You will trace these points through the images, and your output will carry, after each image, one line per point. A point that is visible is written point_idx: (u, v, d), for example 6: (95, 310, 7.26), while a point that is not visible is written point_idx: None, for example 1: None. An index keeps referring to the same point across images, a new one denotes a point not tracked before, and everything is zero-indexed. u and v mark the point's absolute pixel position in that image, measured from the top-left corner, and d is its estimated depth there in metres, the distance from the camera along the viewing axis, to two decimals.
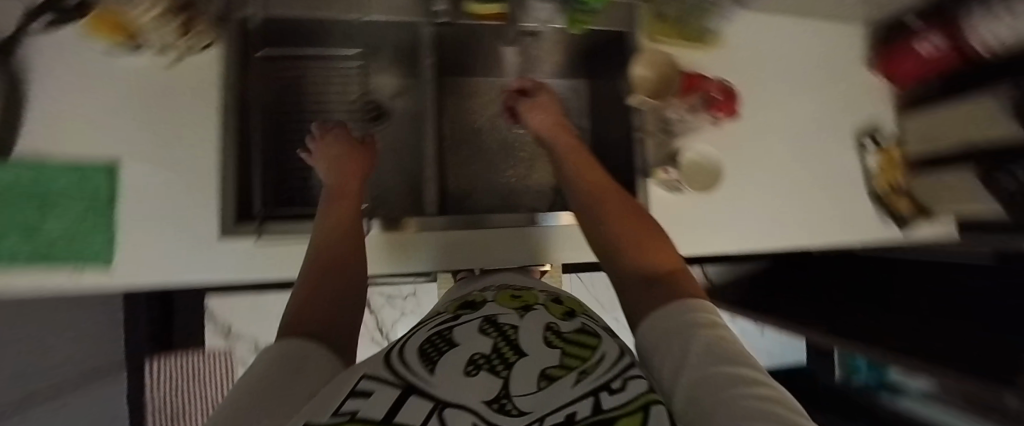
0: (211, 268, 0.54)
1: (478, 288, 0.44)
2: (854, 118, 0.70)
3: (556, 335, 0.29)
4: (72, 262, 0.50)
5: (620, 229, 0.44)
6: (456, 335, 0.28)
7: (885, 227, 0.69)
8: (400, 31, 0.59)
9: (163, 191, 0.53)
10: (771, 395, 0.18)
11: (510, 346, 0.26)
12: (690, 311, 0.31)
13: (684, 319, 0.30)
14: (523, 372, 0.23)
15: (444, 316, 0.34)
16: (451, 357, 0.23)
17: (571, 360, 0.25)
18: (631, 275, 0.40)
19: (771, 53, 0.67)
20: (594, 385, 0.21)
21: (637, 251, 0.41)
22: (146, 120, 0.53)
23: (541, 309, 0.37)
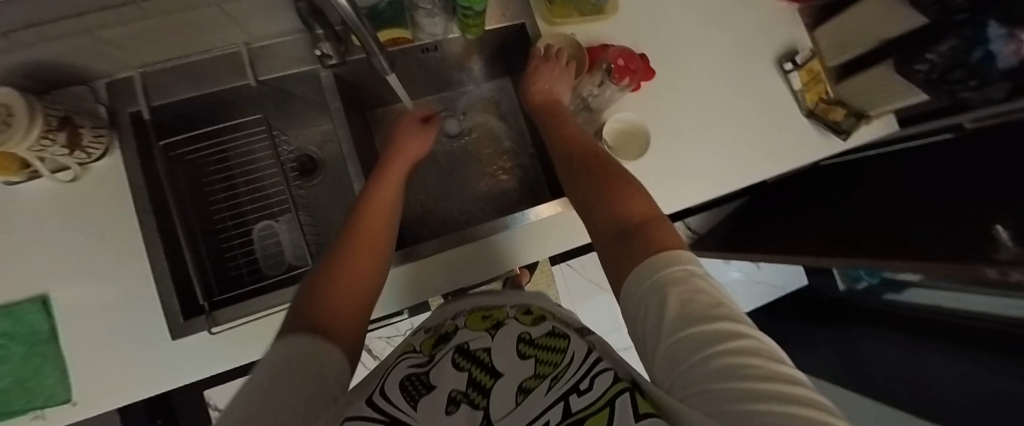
0: (172, 373, 0.52)
1: (449, 316, 0.42)
2: (771, 43, 0.71)
3: (529, 346, 0.33)
4: (32, 405, 0.49)
5: (603, 186, 0.43)
6: (433, 374, 0.30)
7: (827, 139, 0.70)
8: (301, 82, 0.58)
9: (101, 310, 0.51)
10: (751, 352, 0.20)
11: (485, 372, 0.30)
12: (661, 264, 0.29)
13: (666, 273, 0.28)
14: (498, 399, 0.27)
15: (417, 359, 0.34)
16: (430, 398, 0.27)
17: (544, 369, 0.29)
18: (608, 229, 0.38)
19: (672, 4, 0.67)
20: (564, 389, 0.24)
21: (615, 206, 0.39)
22: (66, 243, 0.51)
23: (513, 323, 0.38)
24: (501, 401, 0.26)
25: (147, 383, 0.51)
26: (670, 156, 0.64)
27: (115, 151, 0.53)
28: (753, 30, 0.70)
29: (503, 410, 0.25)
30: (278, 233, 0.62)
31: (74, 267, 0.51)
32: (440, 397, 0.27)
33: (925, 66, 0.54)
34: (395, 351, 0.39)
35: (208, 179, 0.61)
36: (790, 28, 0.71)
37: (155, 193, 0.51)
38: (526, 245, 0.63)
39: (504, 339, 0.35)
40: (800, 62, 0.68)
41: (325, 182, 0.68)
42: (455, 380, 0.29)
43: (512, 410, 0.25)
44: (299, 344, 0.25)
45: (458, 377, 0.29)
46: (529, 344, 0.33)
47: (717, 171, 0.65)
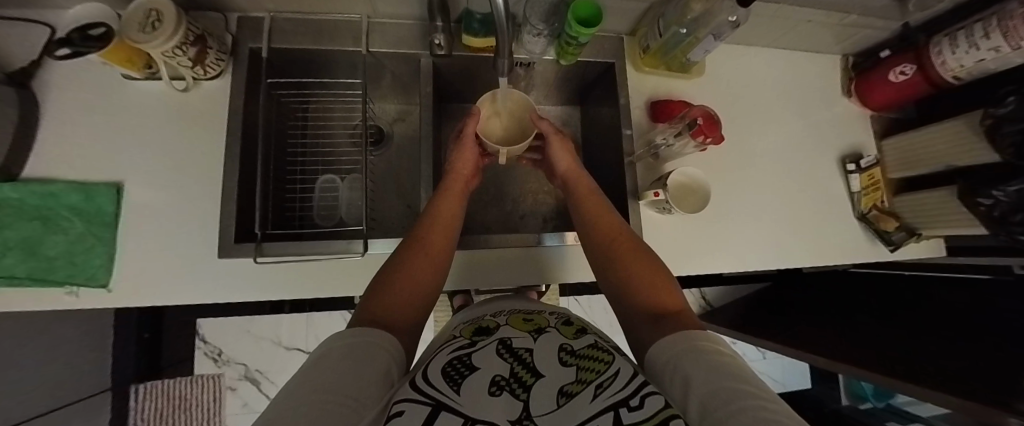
0: (202, 290, 0.53)
1: (490, 314, 0.44)
2: (837, 141, 0.73)
3: (570, 355, 0.32)
4: (66, 282, 0.49)
5: (628, 264, 0.44)
6: (475, 357, 0.31)
7: (872, 247, 0.71)
8: (401, 61, 0.63)
9: (167, 212, 0.54)
10: (779, 411, 0.20)
11: (527, 369, 0.29)
12: (692, 338, 0.31)
13: (687, 345, 0.30)
14: (542, 394, 0.27)
15: (459, 342, 0.35)
16: (474, 382, 0.27)
17: (585, 374, 0.29)
18: (641, 310, 0.39)
19: (752, 82, 0.71)
20: (612, 402, 0.24)
21: (645, 292, 0.41)
22: (157, 143, 0.55)
23: (554, 331, 0.38)
24: (543, 399, 0.26)
25: (179, 291, 0.52)
26: (718, 220, 0.65)
27: (226, 75, 0.57)
28: (823, 125, 0.73)
29: (545, 409, 0.25)
30: (339, 189, 0.66)
31: (157, 167, 0.54)
32: (482, 380, 0.28)
33: (990, 201, 0.55)
34: (442, 339, 0.41)
35: (289, 123, 0.66)
36: (858, 132, 0.74)
37: (248, 120, 0.56)
38: (563, 265, 0.65)
39: (547, 342, 0.34)
40: (863, 165, 0.70)
41: (392, 155, 0.72)
42: (499, 367, 0.30)
43: (555, 410, 0.25)
44: (354, 335, 0.31)
45: (500, 364, 0.30)
46: (571, 353, 0.32)
47: (760, 247, 0.66)
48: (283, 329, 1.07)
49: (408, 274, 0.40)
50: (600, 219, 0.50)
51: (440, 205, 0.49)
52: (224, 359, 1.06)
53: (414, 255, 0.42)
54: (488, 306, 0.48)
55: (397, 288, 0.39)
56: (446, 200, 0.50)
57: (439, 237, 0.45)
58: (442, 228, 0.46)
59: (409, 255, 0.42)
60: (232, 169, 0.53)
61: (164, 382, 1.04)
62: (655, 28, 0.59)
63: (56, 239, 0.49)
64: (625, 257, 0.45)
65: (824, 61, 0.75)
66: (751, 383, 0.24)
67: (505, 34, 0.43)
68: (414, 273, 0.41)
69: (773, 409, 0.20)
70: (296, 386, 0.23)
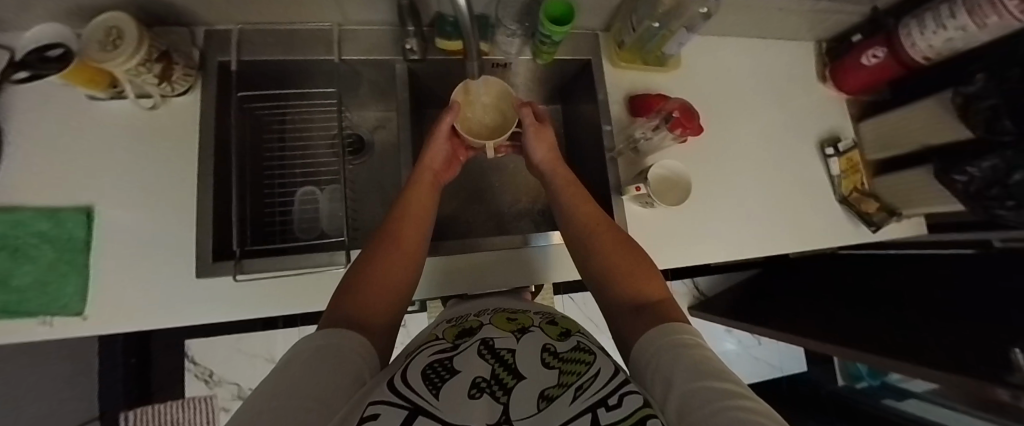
0: (180, 314, 0.52)
1: (474, 314, 0.44)
2: (814, 127, 0.74)
3: (554, 356, 0.32)
4: (40, 314, 0.48)
5: (608, 251, 0.45)
6: (457, 361, 0.31)
7: (855, 228, 0.71)
8: (377, 69, 0.62)
9: (142, 233, 0.52)
10: (754, 407, 0.20)
11: (508, 371, 0.29)
12: (668, 333, 0.32)
13: (667, 342, 0.30)
14: (522, 395, 0.26)
15: (440, 346, 0.35)
16: (454, 385, 0.27)
17: (568, 377, 0.29)
18: (621, 301, 0.40)
19: (730, 71, 0.71)
20: (591, 400, 0.24)
21: (624, 281, 0.42)
22: (128, 163, 0.54)
23: (537, 330, 0.38)
24: (522, 401, 0.26)
25: (156, 315, 0.51)
26: (702, 210, 0.65)
27: (196, 90, 0.56)
28: (801, 111, 0.74)
29: (526, 412, 0.24)
30: (319, 200, 0.65)
31: (129, 186, 0.53)
32: (463, 382, 0.27)
33: (965, 178, 0.56)
34: (422, 339, 0.40)
35: (266, 136, 0.65)
36: (835, 116, 0.75)
37: (221, 136, 0.55)
38: (549, 263, 0.64)
39: (530, 343, 0.35)
40: (841, 149, 0.71)
41: (374, 162, 0.71)
42: (480, 368, 0.29)
43: (536, 414, 0.24)
44: (332, 334, 0.30)
45: (482, 366, 0.30)
46: (556, 356, 0.33)
47: (742, 236, 0.66)
48: (273, 346, 1.05)
49: (379, 266, 0.40)
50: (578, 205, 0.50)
51: (410, 196, 0.48)
52: (215, 379, 1.04)
53: (388, 246, 0.42)
54: (471, 305, 0.48)
55: (369, 282, 0.38)
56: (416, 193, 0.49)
57: (410, 226, 0.45)
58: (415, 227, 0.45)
59: (382, 246, 0.42)
60: (208, 184, 0.52)
61: (153, 408, 0.99)
62: (629, 23, 0.60)
63: (25, 270, 0.48)
64: (605, 245, 0.46)
65: (799, 47, 0.77)
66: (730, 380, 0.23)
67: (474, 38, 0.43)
68: (385, 263, 0.40)
69: (751, 408, 0.19)
70: (264, 389, 0.22)
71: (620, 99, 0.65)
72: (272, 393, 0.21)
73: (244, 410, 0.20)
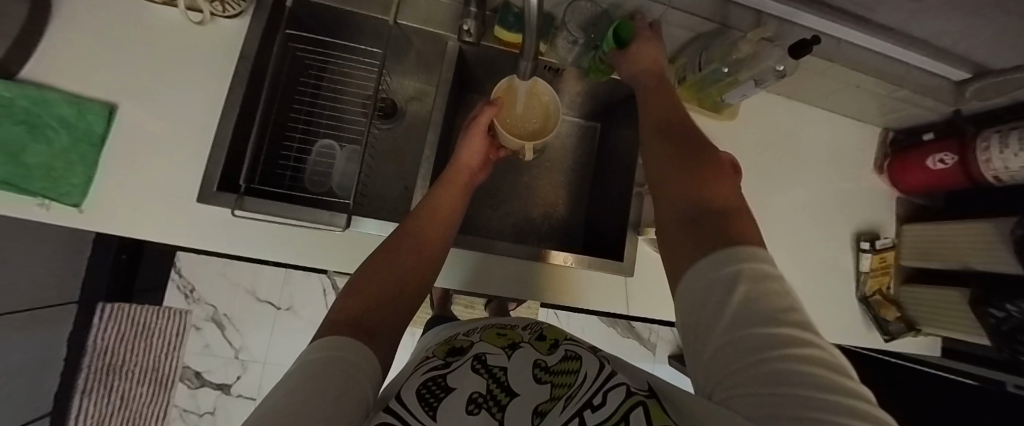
0: (173, 234, 0.51)
1: (461, 333, 0.42)
2: (855, 217, 0.70)
3: (544, 370, 0.31)
4: (39, 195, 0.47)
5: (677, 153, 0.33)
6: (451, 376, 0.29)
7: (869, 332, 0.67)
8: (429, 41, 0.60)
9: (160, 143, 0.52)
10: (816, 363, 0.16)
11: (502, 387, 0.28)
12: (731, 261, 0.22)
13: (725, 272, 0.22)
14: (517, 414, 0.25)
15: (434, 362, 0.32)
16: (451, 403, 0.25)
17: (559, 390, 0.28)
18: (675, 207, 0.30)
19: (784, 137, 0.68)
20: (579, 407, 0.24)
21: (687, 182, 0.31)
22: (164, 71, 0.53)
23: (529, 346, 0.35)
24: (518, 422, 0.25)
25: (151, 228, 0.50)
26: None
27: (246, 16, 0.55)
28: (847, 197, 0.70)
29: None
30: (335, 156, 0.63)
31: (158, 94, 0.52)
32: (459, 399, 0.26)
33: None
34: (411, 362, 0.37)
35: (301, 80, 0.64)
36: (879, 212, 0.71)
37: (258, 68, 0.53)
38: (558, 283, 0.61)
39: (520, 359, 0.32)
40: (877, 246, 0.67)
41: (400, 132, 0.69)
42: (475, 383, 0.28)
43: None
44: (339, 345, 0.24)
45: (475, 380, 0.28)
46: (546, 370, 0.31)
47: None
48: (256, 280, 1.06)
49: (389, 268, 0.36)
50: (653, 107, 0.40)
51: (439, 194, 0.47)
52: (195, 296, 1.06)
53: (401, 250, 0.39)
54: (469, 322, 0.46)
55: (377, 285, 0.34)
56: (445, 191, 0.47)
57: (431, 233, 0.42)
58: (438, 223, 0.44)
59: (397, 249, 0.38)
60: (233, 112, 0.51)
61: (129, 307, 1.01)
62: (696, 60, 0.56)
63: (39, 149, 0.47)
64: (654, 155, 0.35)
65: (863, 130, 0.72)
66: (788, 321, 0.19)
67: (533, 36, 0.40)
68: (395, 267, 0.36)
69: (814, 371, 0.16)
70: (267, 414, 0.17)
71: None
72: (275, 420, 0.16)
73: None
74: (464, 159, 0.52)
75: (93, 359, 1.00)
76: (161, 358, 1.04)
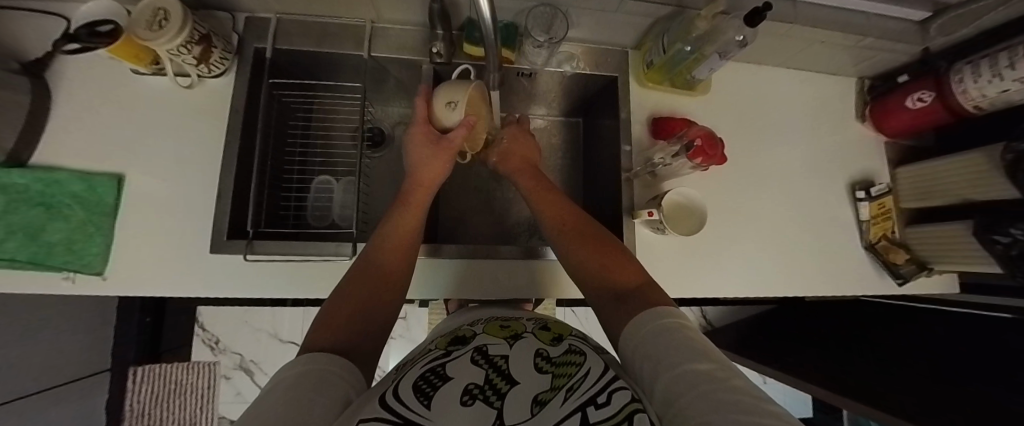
0: (193, 287, 0.53)
1: (468, 322, 0.45)
2: (846, 169, 0.70)
3: (546, 361, 0.33)
4: (64, 269, 0.50)
5: (582, 253, 0.45)
6: (450, 368, 0.31)
7: (880, 278, 0.68)
8: (404, 67, 0.63)
9: (168, 204, 0.55)
10: (734, 384, 0.24)
11: (501, 376, 0.30)
12: (660, 315, 0.34)
13: (659, 323, 0.33)
14: (515, 400, 0.28)
15: (435, 354, 0.35)
16: (445, 391, 0.28)
17: (560, 380, 0.30)
18: (603, 292, 0.42)
19: (762, 102, 0.69)
20: (581, 402, 0.26)
21: (603, 276, 0.43)
22: (163, 136, 0.56)
23: (530, 337, 0.38)
24: (517, 407, 0.27)
25: (172, 283, 0.53)
26: (718, 242, 0.63)
27: (230, 73, 0.58)
28: (833, 150, 0.71)
29: (518, 417, 0.25)
30: (333, 190, 0.66)
31: (159, 159, 0.56)
32: (455, 389, 0.28)
33: (1009, 239, 0.52)
34: (417, 352, 0.40)
35: (290, 123, 0.67)
36: (869, 159, 0.71)
37: (249, 119, 0.57)
38: (558, 278, 0.64)
39: (522, 348, 0.35)
40: (873, 193, 0.68)
41: (389, 156, 0.72)
42: (473, 375, 0.30)
43: (528, 419, 0.25)
44: (312, 360, 0.30)
45: (476, 372, 0.30)
46: (548, 360, 0.33)
47: (757, 274, 0.63)
48: (276, 322, 1.09)
49: (349, 301, 0.40)
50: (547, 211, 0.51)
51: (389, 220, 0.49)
52: (220, 347, 1.09)
53: (359, 281, 0.42)
54: (466, 316, 0.48)
55: (338, 317, 0.37)
56: (407, 216, 0.50)
57: (390, 256, 0.46)
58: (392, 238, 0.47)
59: (355, 281, 0.42)
60: (230, 165, 0.54)
61: (161, 367, 1.03)
62: (658, 44, 0.59)
63: (57, 226, 0.50)
64: (573, 255, 0.46)
65: (840, 83, 0.73)
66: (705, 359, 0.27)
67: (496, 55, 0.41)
68: (356, 297, 0.40)
69: (729, 384, 0.23)
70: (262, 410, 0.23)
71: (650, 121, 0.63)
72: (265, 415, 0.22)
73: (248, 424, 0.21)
74: (426, 180, 0.54)
75: (132, 421, 1.04)
76: (197, 409, 1.08)
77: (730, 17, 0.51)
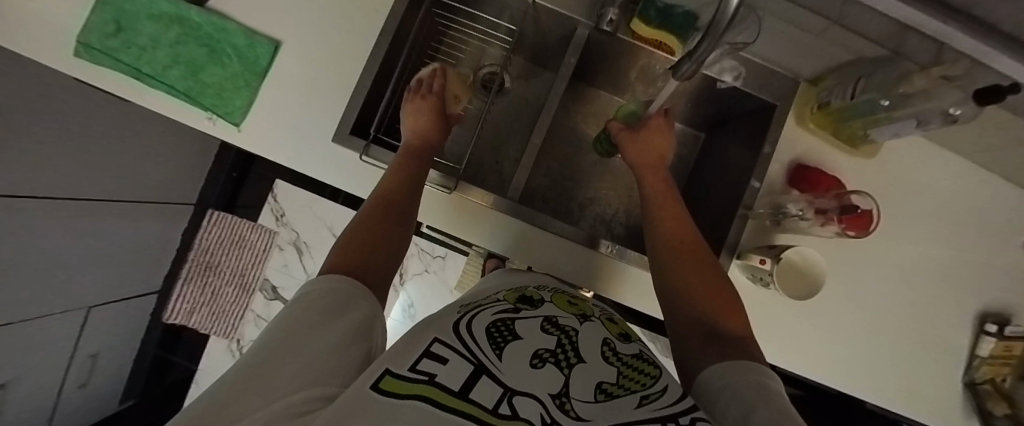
0: (306, 164, 0.57)
1: (533, 286, 0.45)
2: (985, 295, 0.62)
3: (614, 354, 0.31)
4: (212, 110, 0.55)
5: (687, 276, 0.44)
6: (519, 324, 0.31)
7: (967, 421, 0.61)
8: (559, 24, 0.60)
9: (305, 82, 0.58)
10: None
11: (572, 349, 0.30)
12: (750, 370, 0.30)
13: (749, 378, 0.29)
14: (580, 376, 0.27)
15: (504, 304, 0.35)
16: (515, 347, 0.28)
17: (629, 382, 0.28)
18: (698, 325, 0.39)
19: (923, 189, 0.60)
20: (660, 412, 0.23)
21: (706, 309, 0.40)
22: (319, 17, 0.58)
23: (597, 322, 0.38)
24: (582, 384, 0.26)
25: (291, 155, 0.57)
26: (812, 316, 0.58)
27: None
28: (976, 268, 0.62)
29: (586, 397, 0.25)
30: None
31: (310, 38, 0.58)
32: (525, 348, 0.28)
33: None
34: (483, 294, 0.41)
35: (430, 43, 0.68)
36: (1016, 294, 0.62)
37: (400, 28, 0.57)
38: (618, 279, 0.63)
39: (591, 332, 0.34)
40: (1005, 333, 0.60)
41: (503, 106, 0.71)
42: (544, 340, 0.30)
43: (595, 403, 0.25)
44: (337, 294, 0.28)
45: (546, 339, 0.30)
46: (615, 354, 0.32)
47: (836, 364, 0.58)
48: (339, 217, 1.14)
49: (363, 240, 0.38)
50: (665, 222, 0.50)
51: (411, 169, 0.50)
52: (282, 220, 1.13)
53: (377, 222, 0.41)
54: (524, 276, 0.48)
55: (355, 254, 0.36)
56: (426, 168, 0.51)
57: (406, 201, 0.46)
58: (392, 182, 0.46)
59: (372, 222, 0.41)
60: (372, 66, 0.56)
61: (230, 218, 1.11)
62: (845, 86, 0.52)
63: (213, 70, 0.55)
64: (679, 276, 0.44)
65: (1022, 199, 0.62)
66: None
67: (694, 64, 0.38)
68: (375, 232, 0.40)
69: None
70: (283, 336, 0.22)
71: (798, 165, 0.56)
72: (284, 347, 0.21)
73: (267, 355, 0.20)
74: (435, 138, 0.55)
75: (197, 255, 1.14)
76: (252, 267, 1.14)
77: (956, 85, 0.43)
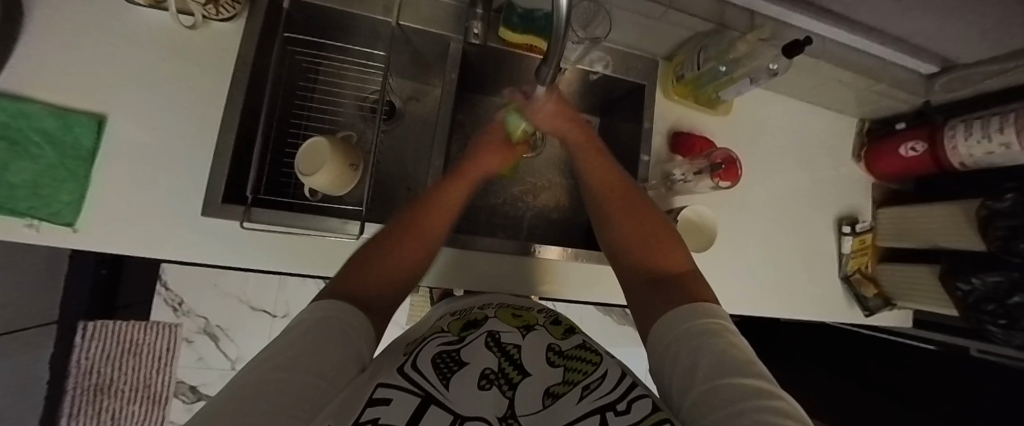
0: (177, 247, 0.49)
1: (479, 305, 0.42)
2: (837, 204, 0.75)
3: (558, 355, 0.32)
4: (26, 214, 0.44)
5: (625, 225, 0.45)
6: (464, 352, 0.29)
7: (851, 308, 0.73)
8: (431, 42, 0.60)
9: (157, 155, 0.49)
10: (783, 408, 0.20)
11: (514, 367, 0.29)
12: (695, 316, 0.31)
13: (690, 326, 0.30)
14: (526, 389, 0.27)
15: (444, 335, 0.32)
16: (465, 371, 0.27)
17: (573, 375, 0.29)
18: (643, 276, 0.40)
19: (773, 130, 0.71)
20: (598, 405, 0.24)
21: (647, 257, 0.42)
22: (157, 79, 0.51)
23: (542, 330, 0.37)
24: (527, 395, 0.26)
25: (154, 241, 0.48)
26: (717, 260, 0.65)
27: (238, 20, 0.53)
28: (827, 184, 0.75)
29: (530, 408, 0.25)
30: None
31: (147, 103, 0.50)
32: (472, 373, 0.27)
33: (969, 286, 0.58)
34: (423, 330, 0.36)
35: (298, 84, 0.63)
36: (857, 196, 0.76)
37: (255, 73, 0.52)
38: (552, 275, 0.64)
39: (535, 341, 0.33)
40: (857, 229, 0.73)
41: (402, 133, 0.69)
42: (488, 360, 0.29)
43: (540, 410, 0.24)
44: (333, 308, 0.29)
45: (489, 358, 0.29)
46: (560, 355, 0.32)
47: (745, 294, 0.67)
48: (250, 286, 1.02)
49: (389, 256, 0.37)
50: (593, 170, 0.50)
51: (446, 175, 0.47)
52: (184, 308, 0.99)
53: (398, 236, 0.39)
54: (472, 299, 0.45)
55: (378, 268, 0.36)
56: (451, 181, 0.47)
57: (434, 223, 0.42)
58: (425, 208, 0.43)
59: (394, 232, 0.40)
60: (231, 122, 0.50)
61: (113, 323, 0.92)
62: (694, 59, 0.59)
63: (22, 165, 0.44)
64: (619, 228, 0.45)
65: (843, 121, 0.77)
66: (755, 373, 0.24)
67: (552, 66, 0.39)
68: (398, 252, 0.38)
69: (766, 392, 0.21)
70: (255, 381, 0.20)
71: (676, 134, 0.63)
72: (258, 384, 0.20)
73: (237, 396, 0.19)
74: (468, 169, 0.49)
75: (78, 380, 0.92)
76: (154, 373, 0.98)
77: (770, 45, 0.52)
